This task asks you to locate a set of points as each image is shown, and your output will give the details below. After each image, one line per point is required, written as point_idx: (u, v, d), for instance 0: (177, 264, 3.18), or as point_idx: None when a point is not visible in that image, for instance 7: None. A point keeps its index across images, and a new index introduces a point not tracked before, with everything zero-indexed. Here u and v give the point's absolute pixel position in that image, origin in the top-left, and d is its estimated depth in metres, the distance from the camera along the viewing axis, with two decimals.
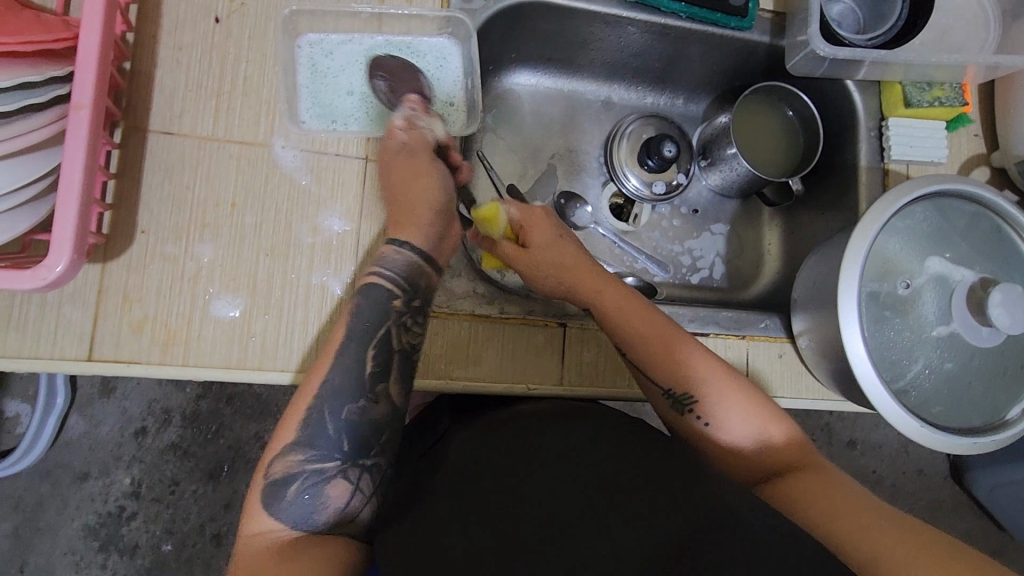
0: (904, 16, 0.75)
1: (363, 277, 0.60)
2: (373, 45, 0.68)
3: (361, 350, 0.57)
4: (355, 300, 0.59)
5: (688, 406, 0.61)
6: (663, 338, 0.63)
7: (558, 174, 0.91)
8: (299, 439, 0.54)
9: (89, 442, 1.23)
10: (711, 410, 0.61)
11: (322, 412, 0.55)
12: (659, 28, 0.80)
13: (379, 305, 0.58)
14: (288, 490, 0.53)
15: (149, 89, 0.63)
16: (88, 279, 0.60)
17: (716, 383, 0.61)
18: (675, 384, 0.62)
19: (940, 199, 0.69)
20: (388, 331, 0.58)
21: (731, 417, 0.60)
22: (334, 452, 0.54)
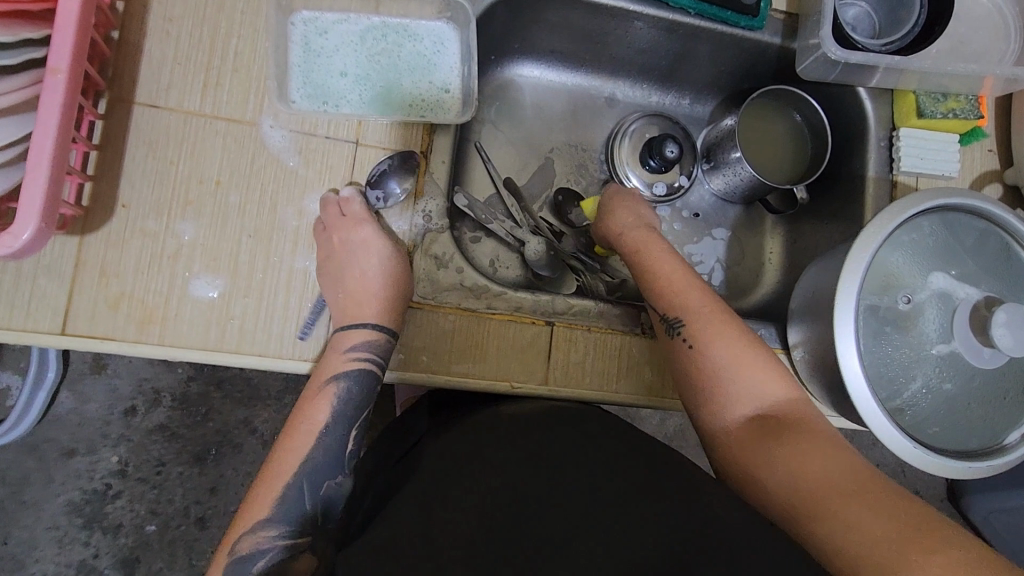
0: (920, 23, 0.72)
1: (336, 364, 0.62)
2: (370, 26, 0.67)
3: (345, 433, 0.63)
4: (333, 388, 0.62)
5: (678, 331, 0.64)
6: (671, 273, 0.67)
7: (556, 170, 0.89)
8: (271, 516, 0.58)
9: (76, 419, 1.22)
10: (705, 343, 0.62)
11: (299, 489, 0.59)
12: (667, 24, 0.78)
13: (359, 390, 0.63)
14: (254, 565, 0.56)
15: (137, 60, 0.61)
16: (65, 252, 0.58)
17: (712, 319, 0.63)
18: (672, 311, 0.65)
19: (947, 212, 0.67)
20: (362, 411, 0.64)
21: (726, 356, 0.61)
22: (303, 525, 0.59)
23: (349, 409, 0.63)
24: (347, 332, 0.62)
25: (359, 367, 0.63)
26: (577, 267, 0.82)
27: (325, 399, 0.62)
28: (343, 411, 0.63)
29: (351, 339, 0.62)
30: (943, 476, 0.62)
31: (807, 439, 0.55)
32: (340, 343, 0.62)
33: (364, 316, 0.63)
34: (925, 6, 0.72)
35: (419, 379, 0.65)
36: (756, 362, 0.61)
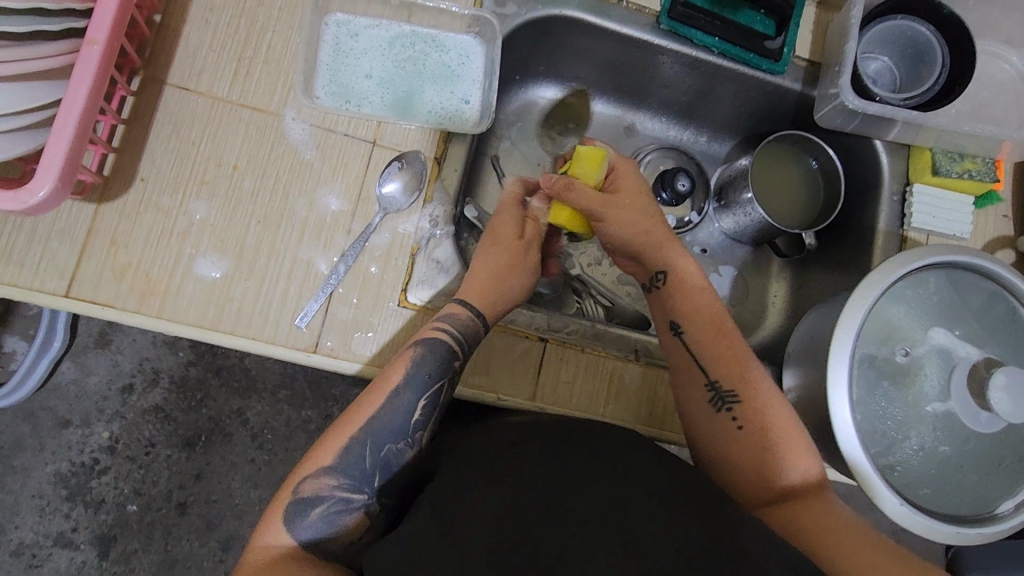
0: (941, 81, 0.72)
1: (430, 328, 0.61)
2: (399, 33, 0.70)
3: (413, 402, 0.59)
4: (417, 349, 0.60)
5: (727, 402, 0.62)
6: (720, 338, 0.65)
7: None
8: (334, 465, 0.56)
9: (75, 390, 1.23)
10: (753, 419, 0.61)
11: (363, 446, 0.57)
12: (691, 61, 0.79)
13: (438, 363, 0.60)
14: (311, 511, 0.54)
15: (174, 44, 0.64)
16: (80, 218, 0.60)
17: (761, 393, 0.62)
18: (725, 382, 0.63)
19: (952, 270, 0.66)
20: (439, 381, 0.60)
21: (771, 432, 0.60)
22: (364, 485, 0.56)
23: (428, 376, 0.60)
24: (344, 336, 0.63)
25: (452, 323, 0.62)
26: (579, 289, 0.84)
27: (401, 363, 0.59)
28: (415, 381, 0.59)
29: (449, 312, 0.62)
30: (930, 539, 0.60)
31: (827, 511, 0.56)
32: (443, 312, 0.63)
33: (472, 294, 0.64)
34: (947, 66, 0.72)
35: None
36: (797, 445, 0.60)
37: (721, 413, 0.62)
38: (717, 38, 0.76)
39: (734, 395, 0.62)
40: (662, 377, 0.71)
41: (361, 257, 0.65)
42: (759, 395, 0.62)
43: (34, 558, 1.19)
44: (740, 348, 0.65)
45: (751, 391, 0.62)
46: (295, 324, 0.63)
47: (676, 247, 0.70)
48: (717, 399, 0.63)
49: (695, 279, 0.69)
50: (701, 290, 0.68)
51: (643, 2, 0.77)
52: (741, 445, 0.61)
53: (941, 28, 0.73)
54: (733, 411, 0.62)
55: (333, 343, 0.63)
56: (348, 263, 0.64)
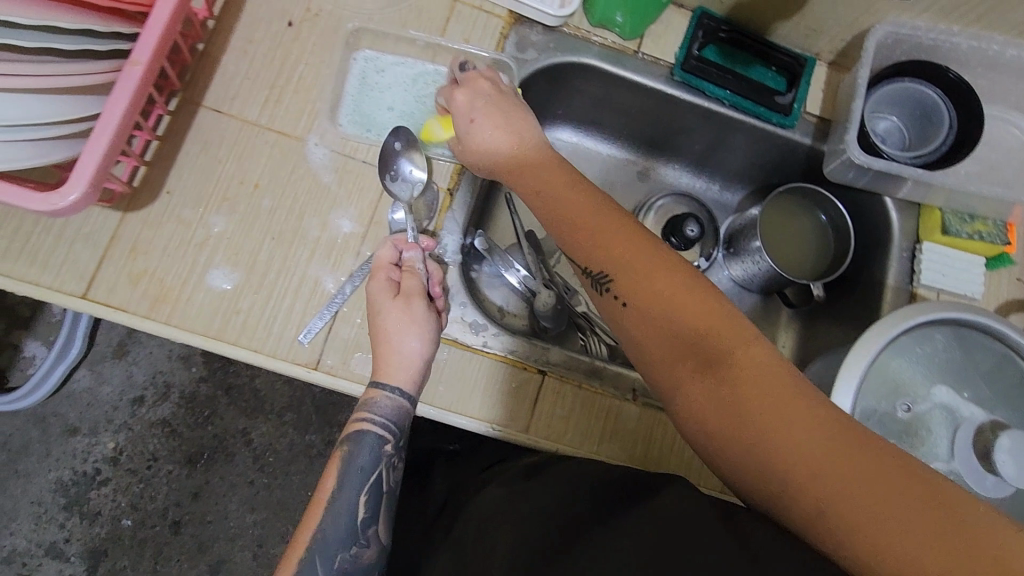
0: (948, 143, 0.73)
1: (352, 422, 0.59)
2: (423, 71, 0.74)
3: (354, 500, 0.57)
4: (344, 448, 0.58)
5: (604, 285, 0.56)
6: (578, 208, 0.59)
7: None
8: None
9: (87, 399, 1.25)
10: (639, 293, 0.54)
11: (315, 561, 0.55)
12: (702, 111, 0.81)
13: (371, 453, 0.58)
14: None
15: (213, 71, 0.68)
16: (107, 225, 0.63)
17: (634, 265, 0.55)
18: (597, 265, 0.57)
19: (958, 328, 0.65)
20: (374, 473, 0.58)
21: (660, 300, 0.53)
22: None
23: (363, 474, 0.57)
24: (344, 355, 0.64)
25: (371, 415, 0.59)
26: (583, 327, 0.85)
27: (331, 469, 0.58)
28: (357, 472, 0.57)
29: (369, 397, 0.59)
30: None
31: (750, 386, 0.48)
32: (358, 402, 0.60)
33: (386, 376, 0.60)
34: (953, 128, 0.73)
35: None
36: (696, 300, 0.53)
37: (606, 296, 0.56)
38: (728, 90, 0.79)
39: (607, 276, 0.56)
40: (661, 420, 0.70)
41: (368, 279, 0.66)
42: (643, 267, 0.55)
43: (24, 566, 1.19)
44: (623, 219, 0.59)
45: (631, 265, 0.55)
46: (298, 340, 0.64)
47: (548, 156, 0.64)
48: (597, 284, 0.57)
49: (564, 174, 0.62)
50: (577, 190, 0.60)
51: (658, 54, 0.80)
52: (637, 323, 0.54)
53: (949, 91, 0.74)
54: (615, 290, 0.55)
55: (332, 361, 0.64)
56: (354, 285, 0.65)
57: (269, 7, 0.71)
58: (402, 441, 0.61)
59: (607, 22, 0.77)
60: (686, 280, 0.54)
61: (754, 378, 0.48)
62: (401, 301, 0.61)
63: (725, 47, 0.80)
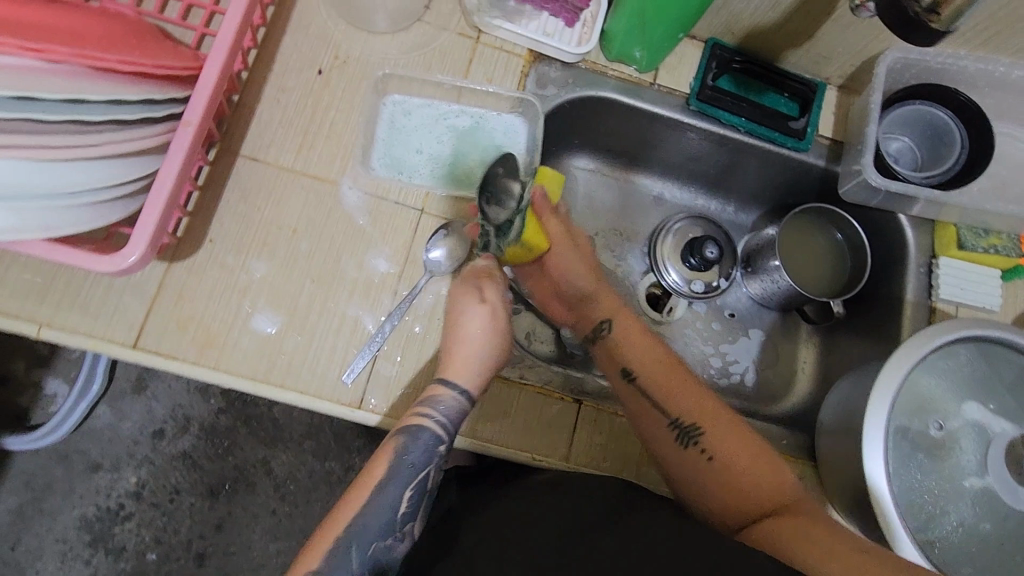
0: (960, 162, 0.76)
1: (413, 414, 0.61)
2: (448, 111, 0.77)
3: (399, 495, 0.59)
4: (399, 438, 0.60)
5: (692, 438, 0.62)
6: (663, 366, 0.67)
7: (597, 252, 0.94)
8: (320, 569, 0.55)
9: (109, 434, 1.26)
10: (720, 449, 0.61)
11: (349, 544, 0.57)
12: (719, 138, 0.84)
13: (424, 452, 0.60)
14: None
15: (247, 120, 0.71)
16: (152, 275, 0.65)
17: (717, 425, 0.63)
18: (684, 418, 0.63)
19: (984, 345, 0.67)
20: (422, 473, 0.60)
21: (740, 464, 0.60)
22: None
23: (414, 471, 0.60)
24: (387, 392, 0.66)
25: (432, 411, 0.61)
26: None
27: (384, 456, 0.60)
28: (404, 467, 0.59)
29: (435, 394, 0.62)
30: None
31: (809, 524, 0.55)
32: (422, 399, 0.62)
33: (453, 375, 0.62)
34: (966, 147, 0.76)
35: None
36: (769, 472, 0.60)
37: (688, 448, 0.62)
38: (744, 118, 0.81)
39: (694, 429, 0.63)
40: None
41: (406, 316, 0.69)
42: (718, 422, 0.63)
43: None
44: (698, 384, 0.66)
45: (708, 420, 0.63)
46: (341, 380, 0.66)
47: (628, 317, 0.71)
48: (682, 436, 0.63)
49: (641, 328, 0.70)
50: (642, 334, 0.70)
51: (673, 85, 0.82)
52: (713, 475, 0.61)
53: (960, 112, 0.76)
54: (699, 445, 0.62)
55: (376, 399, 0.66)
56: (394, 322, 0.67)
57: (298, 57, 0.73)
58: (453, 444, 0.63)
59: (625, 57, 0.80)
60: (757, 451, 0.61)
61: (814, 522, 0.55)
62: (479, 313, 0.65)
63: (739, 76, 0.83)
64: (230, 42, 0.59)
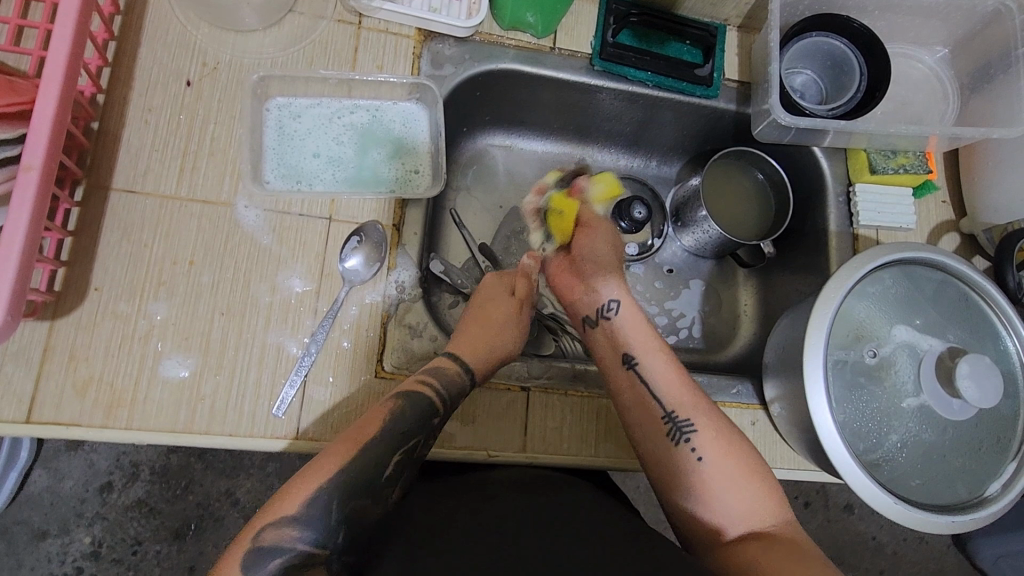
0: (862, 89, 0.76)
1: (414, 382, 0.61)
2: (341, 108, 0.71)
3: (387, 454, 0.56)
4: (398, 401, 0.59)
5: (684, 437, 0.63)
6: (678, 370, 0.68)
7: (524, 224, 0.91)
8: (296, 514, 0.51)
9: (50, 498, 1.17)
10: (710, 450, 0.62)
11: (327, 498, 0.52)
12: (628, 95, 0.82)
13: (417, 417, 0.59)
14: (270, 564, 0.49)
15: (115, 148, 0.63)
16: (35, 337, 0.59)
17: (721, 432, 0.63)
18: (682, 415, 0.65)
19: (905, 266, 0.69)
20: (410, 439, 0.58)
21: (729, 474, 0.60)
22: (327, 541, 0.51)
23: (401, 437, 0.57)
24: (323, 417, 0.62)
25: (441, 383, 0.62)
26: (554, 327, 0.85)
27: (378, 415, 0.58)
28: (392, 431, 0.57)
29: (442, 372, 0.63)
30: (926, 531, 0.61)
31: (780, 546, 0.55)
32: (430, 367, 0.63)
33: (464, 353, 0.66)
34: (866, 74, 0.76)
35: None
36: (748, 474, 0.61)
37: (680, 445, 0.63)
38: (649, 72, 0.79)
39: (691, 427, 0.64)
40: None
41: (332, 333, 0.64)
42: (716, 428, 0.64)
43: None
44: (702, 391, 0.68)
45: (710, 422, 0.64)
46: (272, 414, 0.61)
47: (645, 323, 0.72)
48: (676, 431, 0.64)
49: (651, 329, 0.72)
50: (646, 329, 0.71)
51: (574, 47, 0.79)
52: (699, 474, 0.61)
53: (854, 40, 0.77)
54: (693, 444, 0.63)
55: (313, 427, 0.62)
56: (320, 343, 0.63)
57: (161, 69, 0.66)
58: (438, 419, 0.61)
59: (520, 24, 0.76)
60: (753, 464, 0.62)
61: (779, 542, 0.55)
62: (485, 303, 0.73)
63: (639, 29, 0.80)
64: (63, 62, 0.51)
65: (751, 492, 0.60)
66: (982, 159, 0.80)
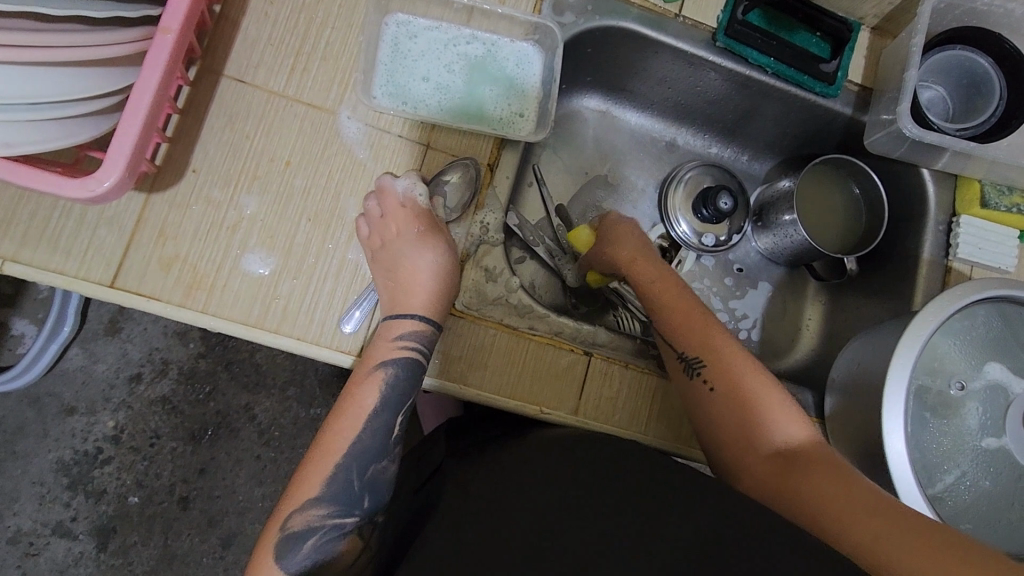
0: (998, 114, 0.72)
1: (388, 350, 0.60)
2: (458, 36, 0.69)
3: (390, 419, 0.60)
4: (383, 373, 0.60)
5: (698, 371, 0.64)
6: (685, 307, 0.68)
7: (600, 192, 0.90)
8: (321, 495, 0.57)
9: (82, 377, 1.21)
10: (724, 381, 0.62)
11: (348, 472, 0.57)
12: (742, 79, 0.78)
13: (404, 378, 0.60)
14: (304, 544, 0.55)
15: (232, 35, 0.63)
16: (130, 206, 0.59)
17: (738, 365, 0.63)
18: (692, 351, 0.65)
19: (1005, 304, 0.66)
20: (409, 399, 0.61)
21: (760, 399, 0.61)
22: (353, 509, 0.57)
23: (398, 398, 0.61)
24: None
25: (416, 343, 0.61)
26: (616, 304, 0.83)
27: (373, 385, 0.60)
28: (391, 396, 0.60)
29: (398, 328, 0.61)
30: None
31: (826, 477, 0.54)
32: (391, 331, 0.61)
33: (412, 304, 0.61)
34: (1004, 99, 0.72)
35: (444, 387, 0.64)
36: (774, 405, 0.60)
37: (694, 380, 0.64)
38: (773, 58, 0.76)
39: (700, 361, 0.64)
40: None
41: None
42: (726, 362, 0.63)
43: (31, 546, 1.17)
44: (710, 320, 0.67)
45: (716, 357, 0.64)
46: (341, 326, 0.62)
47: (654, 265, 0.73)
48: (689, 368, 0.65)
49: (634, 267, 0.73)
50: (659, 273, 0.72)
51: (699, 18, 0.76)
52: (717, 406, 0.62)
53: (1001, 61, 0.72)
54: (705, 376, 0.63)
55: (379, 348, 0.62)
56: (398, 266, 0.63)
57: None
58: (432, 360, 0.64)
59: None
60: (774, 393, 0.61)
61: (824, 475, 0.54)
62: (387, 225, 0.62)
63: (770, 11, 0.77)
64: None
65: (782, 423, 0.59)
66: None
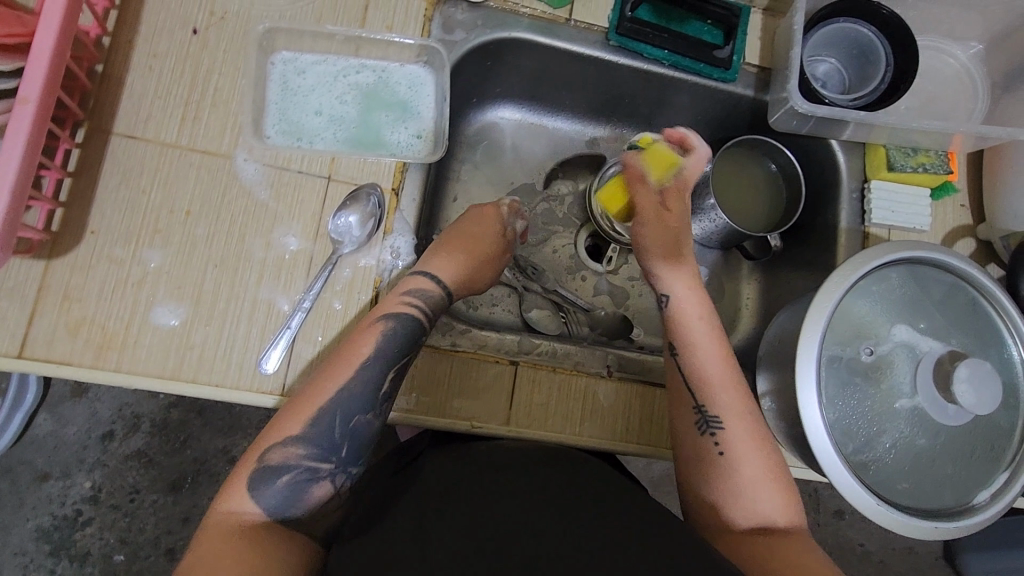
0: (887, 80, 0.74)
1: (395, 301, 0.62)
2: (347, 67, 0.70)
3: (379, 374, 0.59)
4: (386, 322, 0.61)
5: (711, 429, 0.62)
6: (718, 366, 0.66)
7: (527, 198, 0.91)
8: (302, 433, 0.56)
9: (54, 442, 1.20)
10: (736, 446, 0.61)
11: (332, 416, 0.56)
12: (642, 74, 0.80)
13: (406, 333, 0.61)
14: (278, 479, 0.54)
15: (118, 93, 0.63)
16: (30, 277, 0.59)
17: (746, 431, 0.62)
18: (712, 407, 0.63)
19: (915, 266, 0.67)
20: (406, 356, 0.61)
21: (756, 471, 0.60)
22: (331, 454, 0.56)
23: (398, 351, 0.60)
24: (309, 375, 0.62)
25: (427, 303, 0.64)
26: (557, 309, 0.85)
27: (372, 333, 0.60)
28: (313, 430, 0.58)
29: (408, 284, 0.64)
30: (909, 536, 0.60)
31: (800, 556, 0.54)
32: (409, 288, 0.64)
33: (442, 269, 0.67)
34: (891, 64, 0.74)
35: None
36: (772, 482, 0.60)
37: (705, 436, 0.62)
38: (667, 50, 0.77)
39: (718, 420, 0.62)
40: (637, 393, 0.70)
41: (323, 293, 0.64)
42: (742, 425, 0.62)
43: None
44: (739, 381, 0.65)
45: (732, 419, 0.62)
46: (259, 367, 0.61)
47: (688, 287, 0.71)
48: (704, 423, 0.63)
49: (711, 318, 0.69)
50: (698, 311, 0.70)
51: (591, 19, 0.77)
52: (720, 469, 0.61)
53: (883, 28, 0.74)
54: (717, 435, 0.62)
55: (297, 385, 0.62)
56: (312, 298, 0.63)
57: (167, 15, 0.65)
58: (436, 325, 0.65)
59: None
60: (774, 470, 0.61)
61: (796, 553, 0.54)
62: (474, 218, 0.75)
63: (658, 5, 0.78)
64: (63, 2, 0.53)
65: (769, 498, 0.59)
66: (1007, 163, 0.77)
